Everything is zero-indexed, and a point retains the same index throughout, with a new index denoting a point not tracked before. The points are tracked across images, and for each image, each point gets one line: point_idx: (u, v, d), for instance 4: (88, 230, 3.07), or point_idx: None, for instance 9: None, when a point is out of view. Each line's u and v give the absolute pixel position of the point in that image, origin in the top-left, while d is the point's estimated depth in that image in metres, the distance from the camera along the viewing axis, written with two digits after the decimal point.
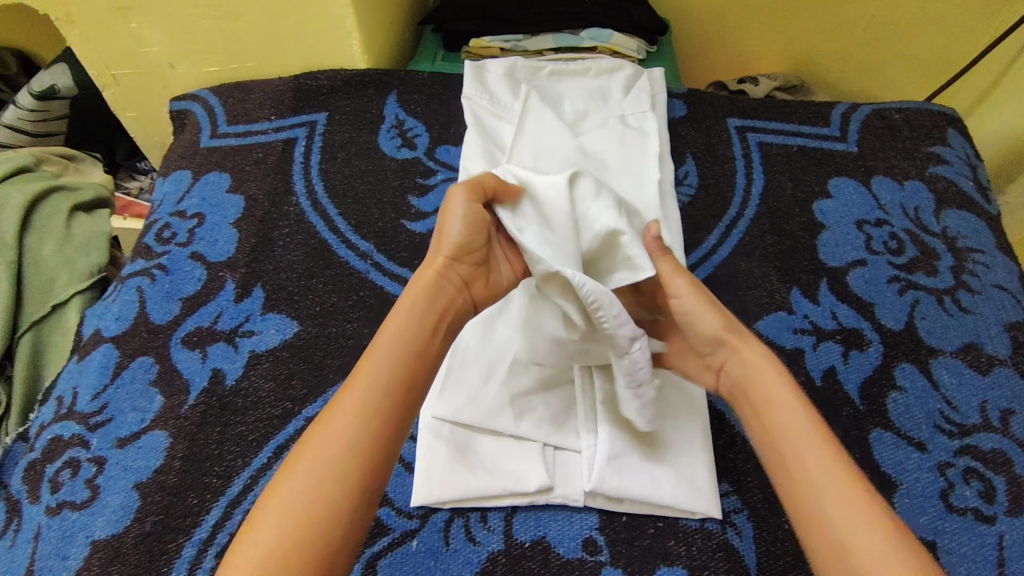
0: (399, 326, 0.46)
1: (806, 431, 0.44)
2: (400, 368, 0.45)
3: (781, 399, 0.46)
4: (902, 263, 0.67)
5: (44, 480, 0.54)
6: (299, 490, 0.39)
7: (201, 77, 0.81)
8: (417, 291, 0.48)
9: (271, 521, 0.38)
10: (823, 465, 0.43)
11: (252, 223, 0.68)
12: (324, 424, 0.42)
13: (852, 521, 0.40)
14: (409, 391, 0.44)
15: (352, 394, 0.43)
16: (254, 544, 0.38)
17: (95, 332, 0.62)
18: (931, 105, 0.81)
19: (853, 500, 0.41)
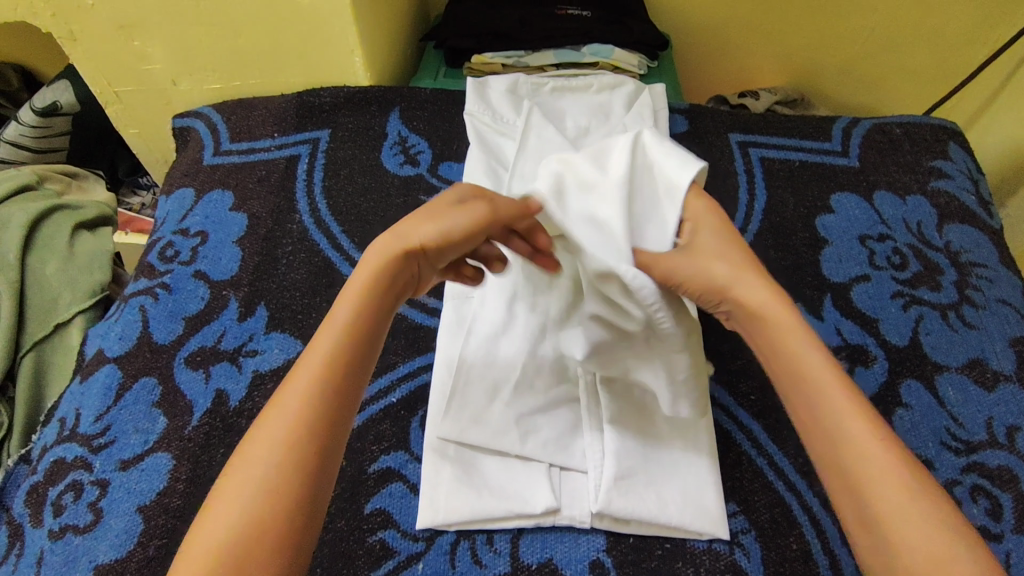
0: (352, 310, 0.46)
1: (831, 393, 0.43)
2: (353, 348, 0.45)
3: (799, 353, 0.45)
4: (906, 279, 0.67)
5: (47, 503, 0.54)
6: (258, 469, 0.39)
7: (203, 94, 0.81)
8: (371, 270, 0.47)
9: (232, 499, 0.38)
10: (849, 430, 0.41)
11: (255, 241, 0.68)
12: (276, 406, 0.42)
13: (880, 488, 0.39)
14: (358, 369, 0.45)
15: (302, 376, 0.43)
16: (215, 521, 0.38)
17: (98, 352, 0.62)
18: (931, 118, 0.81)
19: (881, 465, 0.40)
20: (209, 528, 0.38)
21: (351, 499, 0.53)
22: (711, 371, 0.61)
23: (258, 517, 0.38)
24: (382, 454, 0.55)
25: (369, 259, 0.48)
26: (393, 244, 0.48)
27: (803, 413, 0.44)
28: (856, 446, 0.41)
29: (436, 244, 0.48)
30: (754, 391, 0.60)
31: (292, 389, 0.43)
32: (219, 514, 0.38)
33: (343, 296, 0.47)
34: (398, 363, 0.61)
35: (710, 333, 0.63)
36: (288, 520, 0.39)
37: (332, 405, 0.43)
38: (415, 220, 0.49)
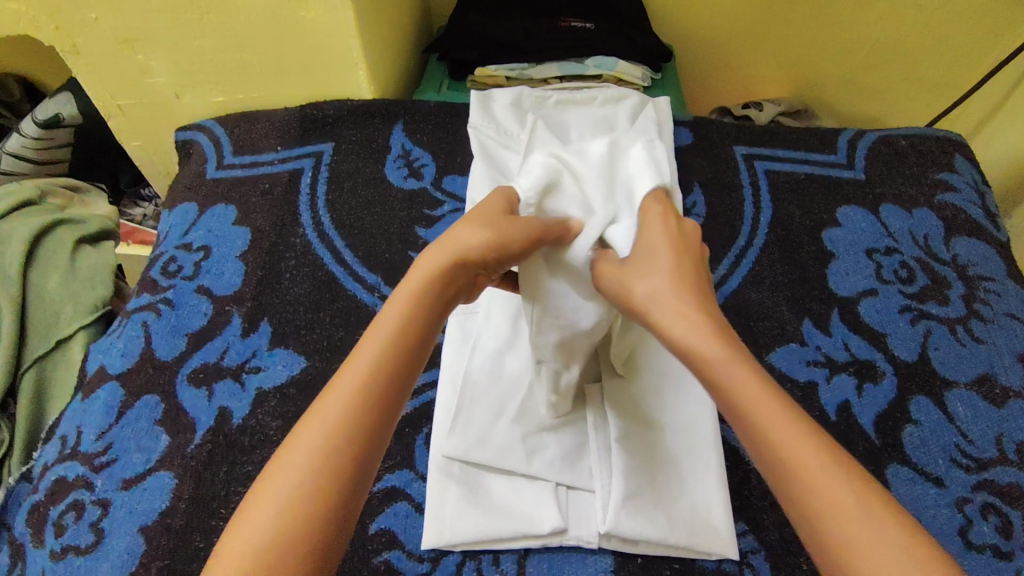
0: (405, 311, 0.42)
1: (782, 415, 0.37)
2: (400, 356, 0.41)
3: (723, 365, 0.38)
4: (913, 292, 0.67)
5: (48, 522, 0.53)
6: (294, 479, 0.37)
7: (205, 107, 0.81)
8: (428, 273, 0.44)
9: (266, 507, 0.36)
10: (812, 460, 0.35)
11: (258, 255, 0.68)
12: (322, 404, 0.39)
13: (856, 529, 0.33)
14: (403, 379, 0.41)
15: (345, 383, 0.40)
16: (248, 527, 0.36)
17: (100, 368, 0.61)
18: (936, 130, 0.81)
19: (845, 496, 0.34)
20: (237, 539, 0.35)
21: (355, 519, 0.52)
22: None
23: (287, 533, 0.35)
24: (387, 473, 0.55)
25: (420, 266, 0.44)
26: (446, 251, 0.44)
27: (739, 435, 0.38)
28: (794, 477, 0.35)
29: (485, 252, 0.44)
30: None
31: (334, 395, 0.39)
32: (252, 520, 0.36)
33: (393, 297, 0.43)
34: None
35: None
36: (318, 532, 0.36)
37: (374, 419, 0.39)
38: (467, 224, 0.45)
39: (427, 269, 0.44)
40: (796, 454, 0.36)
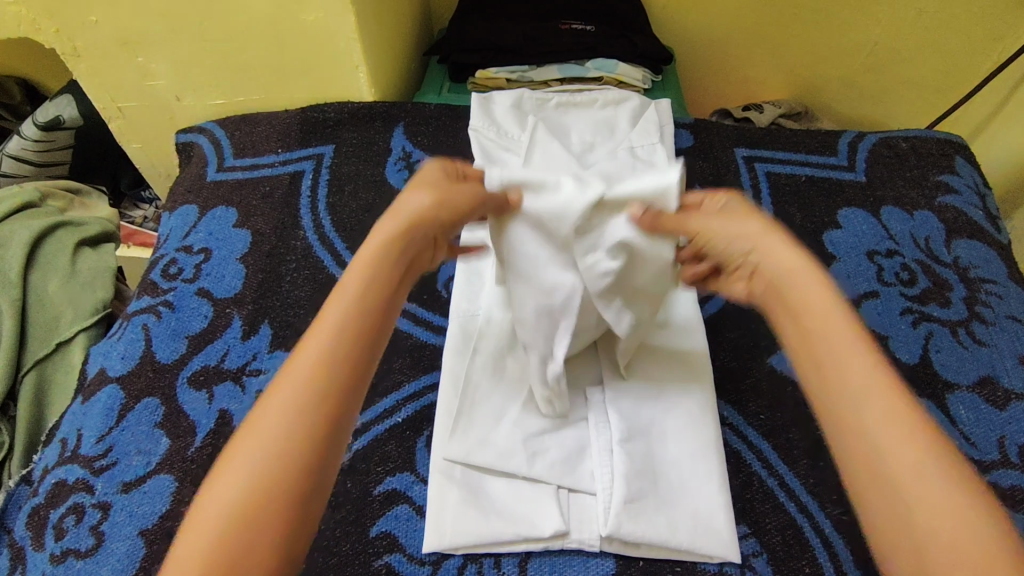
0: (365, 272, 0.44)
1: (844, 339, 0.41)
2: (367, 313, 0.43)
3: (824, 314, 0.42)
4: (915, 295, 0.67)
5: (49, 526, 0.53)
6: (267, 435, 0.37)
7: (205, 110, 0.81)
8: (386, 237, 0.46)
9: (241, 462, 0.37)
10: (866, 380, 0.39)
11: (259, 258, 0.68)
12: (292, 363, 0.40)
13: (893, 439, 0.37)
14: (372, 335, 0.43)
15: (314, 338, 0.41)
16: (225, 482, 0.36)
17: (100, 371, 0.61)
18: (937, 133, 0.81)
19: (890, 410, 0.38)
20: (218, 487, 0.36)
21: (355, 522, 0.52)
22: (718, 390, 0.60)
23: (266, 480, 0.36)
24: (387, 476, 0.55)
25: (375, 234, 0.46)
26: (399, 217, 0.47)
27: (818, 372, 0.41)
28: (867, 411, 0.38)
29: (433, 213, 0.47)
30: (763, 410, 0.59)
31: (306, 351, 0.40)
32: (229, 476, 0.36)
33: (355, 262, 0.45)
34: (403, 383, 0.60)
35: (717, 351, 0.63)
36: (295, 483, 0.37)
37: (343, 371, 0.40)
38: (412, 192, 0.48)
39: (385, 234, 0.46)
40: (848, 369, 0.40)
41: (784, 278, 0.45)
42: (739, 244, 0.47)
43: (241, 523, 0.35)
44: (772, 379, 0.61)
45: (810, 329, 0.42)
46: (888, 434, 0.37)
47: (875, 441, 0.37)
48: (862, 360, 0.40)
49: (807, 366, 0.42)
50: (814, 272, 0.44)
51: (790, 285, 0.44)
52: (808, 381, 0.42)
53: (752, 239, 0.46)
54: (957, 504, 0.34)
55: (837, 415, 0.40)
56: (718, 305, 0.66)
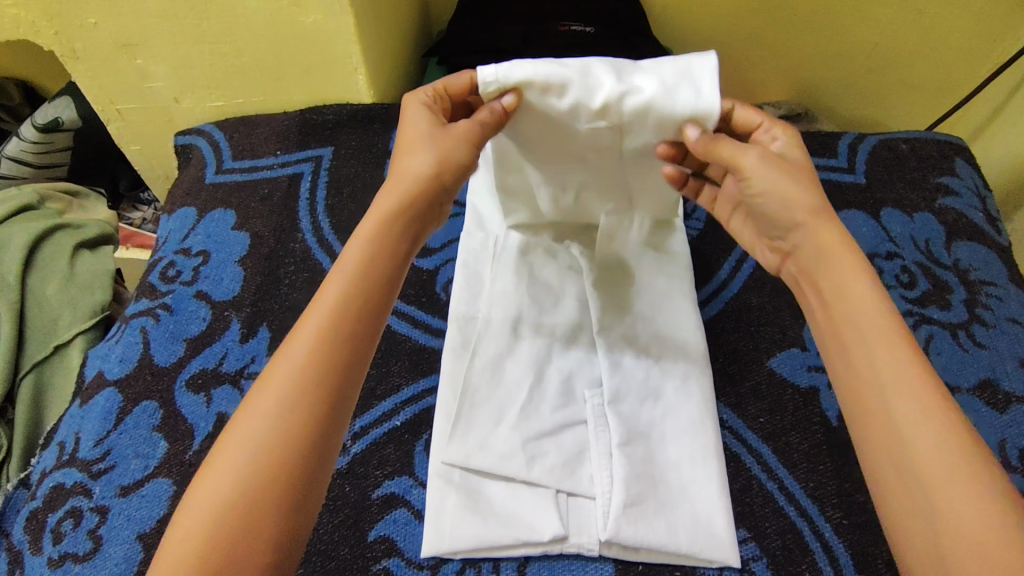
0: (368, 238, 0.47)
1: (879, 326, 0.44)
2: (369, 278, 0.46)
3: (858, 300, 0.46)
4: (915, 297, 0.67)
5: (46, 529, 0.53)
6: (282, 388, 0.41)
7: (204, 112, 0.81)
8: (387, 207, 0.48)
9: (260, 413, 0.40)
10: (895, 362, 0.43)
11: (258, 261, 0.68)
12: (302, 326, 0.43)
13: (914, 414, 0.41)
14: (377, 297, 0.46)
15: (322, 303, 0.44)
16: (245, 431, 0.40)
17: (98, 374, 0.61)
18: (937, 134, 0.81)
19: (916, 390, 0.42)
20: (239, 435, 0.40)
21: (354, 526, 0.52)
22: (717, 393, 0.60)
23: (281, 431, 0.40)
24: (386, 479, 0.55)
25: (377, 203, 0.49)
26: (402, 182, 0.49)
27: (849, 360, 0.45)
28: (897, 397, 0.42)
29: (438, 172, 0.49)
30: (763, 414, 0.59)
31: (311, 318, 0.43)
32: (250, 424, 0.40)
33: (358, 232, 0.48)
34: (402, 386, 0.60)
35: (716, 354, 0.63)
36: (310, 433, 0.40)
37: (351, 332, 0.44)
38: (415, 145, 0.50)
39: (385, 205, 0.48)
40: (877, 355, 0.44)
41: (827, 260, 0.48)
42: (790, 215, 0.49)
43: (242, 490, 0.38)
44: (771, 382, 0.61)
45: (845, 312, 0.46)
46: (908, 410, 0.41)
47: (898, 418, 0.42)
48: (894, 342, 0.44)
49: (835, 346, 0.46)
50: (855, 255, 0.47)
51: (832, 265, 0.47)
52: (834, 358, 0.46)
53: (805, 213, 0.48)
54: (972, 484, 0.38)
55: (864, 398, 0.43)
56: (717, 308, 0.66)
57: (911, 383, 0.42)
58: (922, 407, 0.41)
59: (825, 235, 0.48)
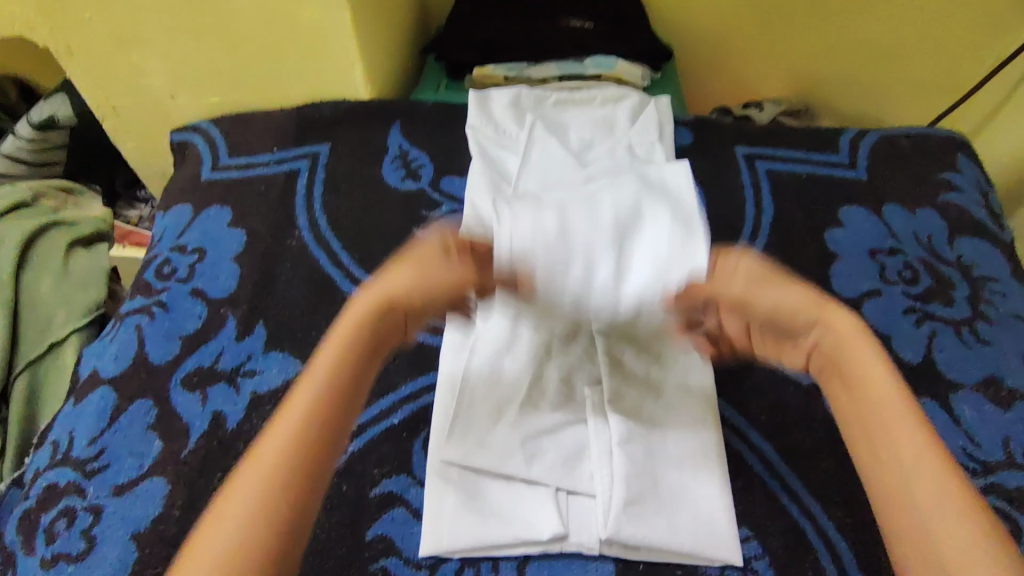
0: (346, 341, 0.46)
1: (904, 419, 0.43)
2: (340, 386, 0.45)
3: (880, 391, 0.45)
4: (918, 293, 0.66)
5: (39, 530, 0.52)
6: (244, 507, 0.40)
7: (201, 108, 0.80)
8: (360, 316, 0.47)
9: (217, 536, 0.39)
10: (916, 451, 0.42)
11: (255, 258, 0.67)
12: (268, 437, 0.43)
13: (940, 507, 0.40)
14: (347, 400, 0.45)
15: (289, 415, 0.43)
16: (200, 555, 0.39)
17: (92, 372, 0.60)
18: (939, 130, 0.80)
19: (938, 477, 0.41)
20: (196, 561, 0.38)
21: (351, 525, 0.52)
22: (719, 390, 0.60)
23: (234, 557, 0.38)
24: (384, 478, 0.54)
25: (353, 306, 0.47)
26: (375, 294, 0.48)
27: (875, 454, 0.44)
28: (928, 494, 0.41)
29: (411, 292, 0.48)
30: (765, 411, 0.58)
31: (282, 423, 0.43)
32: (207, 547, 0.39)
33: (331, 334, 0.47)
34: (400, 384, 0.59)
35: None
36: (264, 559, 0.39)
37: (314, 449, 0.43)
38: (399, 268, 0.48)
39: (357, 313, 0.47)
40: (904, 449, 0.42)
41: (844, 348, 0.46)
42: (803, 318, 0.47)
43: None
44: (773, 379, 0.60)
45: (865, 399, 0.45)
46: (935, 501, 0.40)
47: (930, 519, 0.40)
48: (915, 432, 0.43)
49: (860, 435, 0.45)
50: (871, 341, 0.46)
51: (847, 354, 0.46)
52: (862, 451, 0.45)
53: (819, 312, 0.46)
54: None
55: (896, 495, 0.42)
56: None
57: (944, 481, 0.41)
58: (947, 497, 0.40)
59: (843, 326, 0.46)
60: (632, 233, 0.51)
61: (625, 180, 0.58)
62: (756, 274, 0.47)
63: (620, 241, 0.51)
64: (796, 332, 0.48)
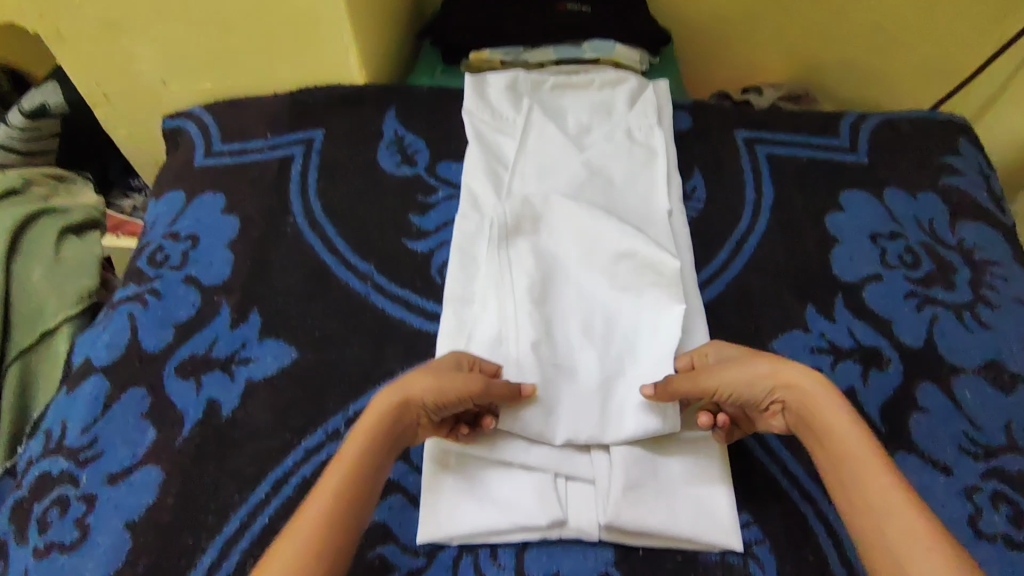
0: (364, 439, 0.47)
1: (868, 463, 0.44)
2: (361, 482, 0.45)
3: (842, 437, 0.45)
4: (919, 278, 0.65)
5: (31, 519, 0.51)
6: None
7: (193, 94, 0.79)
8: (380, 411, 0.47)
9: None
10: (887, 499, 0.42)
11: (249, 245, 0.66)
12: (295, 527, 0.43)
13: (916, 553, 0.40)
14: (366, 495, 0.45)
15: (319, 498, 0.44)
16: None
17: (85, 361, 0.59)
18: (940, 113, 0.79)
19: (911, 523, 0.41)
20: None
21: None
22: None
23: None
24: None
25: (376, 405, 0.48)
26: (392, 395, 0.48)
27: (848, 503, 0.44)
28: (898, 534, 0.41)
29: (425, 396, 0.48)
30: None
31: (311, 507, 0.44)
32: None
33: (355, 429, 0.47)
34: (397, 370, 0.59)
35: (718, 337, 0.61)
36: None
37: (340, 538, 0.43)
38: (417, 373, 0.49)
39: (379, 408, 0.48)
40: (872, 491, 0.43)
41: (808, 404, 0.47)
42: (761, 388, 0.49)
43: None
44: None
45: (836, 451, 0.46)
46: (910, 546, 0.40)
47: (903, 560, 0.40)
48: (888, 486, 0.43)
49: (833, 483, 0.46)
50: (834, 394, 0.47)
51: (815, 411, 0.47)
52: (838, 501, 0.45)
53: (772, 378, 0.48)
54: None
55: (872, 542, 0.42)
56: (717, 290, 0.65)
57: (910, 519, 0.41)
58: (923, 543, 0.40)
59: (806, 387, 0.47)
60: (616, 379, 0.54)
61: (609, 248, 0.59)
62: (733, 356, 0.51)
63: (606, 376, 0.54)
64: (761, 406, 0.50)
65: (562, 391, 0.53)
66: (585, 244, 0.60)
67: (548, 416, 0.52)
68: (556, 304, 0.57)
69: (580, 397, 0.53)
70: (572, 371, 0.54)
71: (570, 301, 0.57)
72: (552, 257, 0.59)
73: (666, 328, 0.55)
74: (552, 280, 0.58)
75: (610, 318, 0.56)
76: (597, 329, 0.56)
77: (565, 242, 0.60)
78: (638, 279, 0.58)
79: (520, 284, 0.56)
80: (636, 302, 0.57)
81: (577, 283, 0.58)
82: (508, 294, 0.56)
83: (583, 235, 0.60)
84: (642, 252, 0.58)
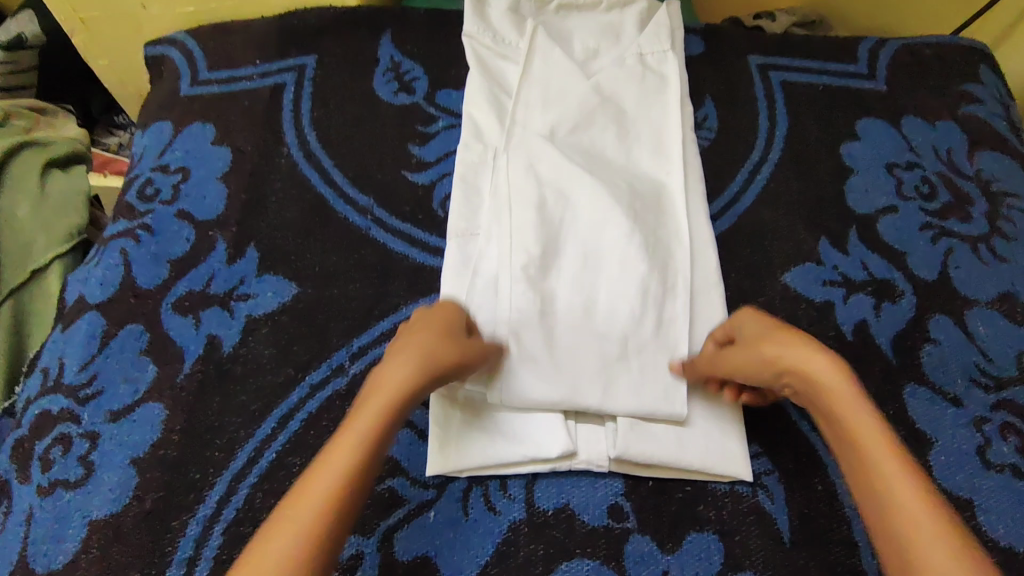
0: (383, 410, 0.42)
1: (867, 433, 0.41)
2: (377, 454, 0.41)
3: (848, 410, 0.42)
4: (935, 210, 0.64)
5: (34, 458, 0.51)
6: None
7: (175, 18, 0.74)
8: (399, 383, 0.43)
9: None
10: (892, 479, 0.39)
11: (241, 177, 0.63)
12: (301, 502, 0.38)
13: (920, 532, 0.36)
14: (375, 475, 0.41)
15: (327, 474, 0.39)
16: None
17: (79, 298, 0.58)
18: (962, 38, 0.76)
19: (910, 498, 0.37)
20: None
21: None
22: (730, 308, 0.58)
23: None
24: None
25: (394, 373, 0.43)
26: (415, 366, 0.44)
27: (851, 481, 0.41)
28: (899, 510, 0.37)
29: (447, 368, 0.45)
30: None
31: (319, 483, 0.39)
32: None
33: (372, 398, 0.43)
34: (400, 306, 0.57)
35: (730, 270, 0.60)
36: None
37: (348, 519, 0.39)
38: (435, 340, 0.46)
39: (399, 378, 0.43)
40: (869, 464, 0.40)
41: (813, 384, 0.44)
42: (765, 372, 0.46)
43: None
44: (785, 297, 0.58)
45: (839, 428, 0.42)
46: (914, 524, 0.36)
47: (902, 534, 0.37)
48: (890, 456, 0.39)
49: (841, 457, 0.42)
50: (842, 370, 0.43)
51: (820, 391, 0.43)
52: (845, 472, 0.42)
53: (777, 363, 0.45)
54: None
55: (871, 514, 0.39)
56: (729, 222, 0.63)
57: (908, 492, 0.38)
58: (927, 523, 0.36)
59: (814, 364, 0.44)
60: (618, 369, 0.51)
61: (615, 223, 0.55)
62: (753, 330, 0.48)
63: (606, 369, 0.51)
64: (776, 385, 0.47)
65: (563, 372, 0.51)
66: (590, 216, 0.56)
67: (546, 398, 0.50)
68: (557, 279, 0.54)
69: (580, 378, 0.50)
70: (574, 351, 0.51)
71: (575, 274, 0.54)
72: (556, 224, 0.56)
73: (671, 312, 0.54)
74: (553, 251, 0.55)
75: (616, 293, 0.53)
76: (601, 309, 0.53)
77: (569, 211, 0.56)
78: (646, 254, 0.54)
79: (518, 257, 0.53)
80: (645, 276, 0.53)
81: (584, 252, 0.55)
82: (507, 263, 0.53)
83: (589, 204, 0.56)
84: (644, 236, 0.55)
